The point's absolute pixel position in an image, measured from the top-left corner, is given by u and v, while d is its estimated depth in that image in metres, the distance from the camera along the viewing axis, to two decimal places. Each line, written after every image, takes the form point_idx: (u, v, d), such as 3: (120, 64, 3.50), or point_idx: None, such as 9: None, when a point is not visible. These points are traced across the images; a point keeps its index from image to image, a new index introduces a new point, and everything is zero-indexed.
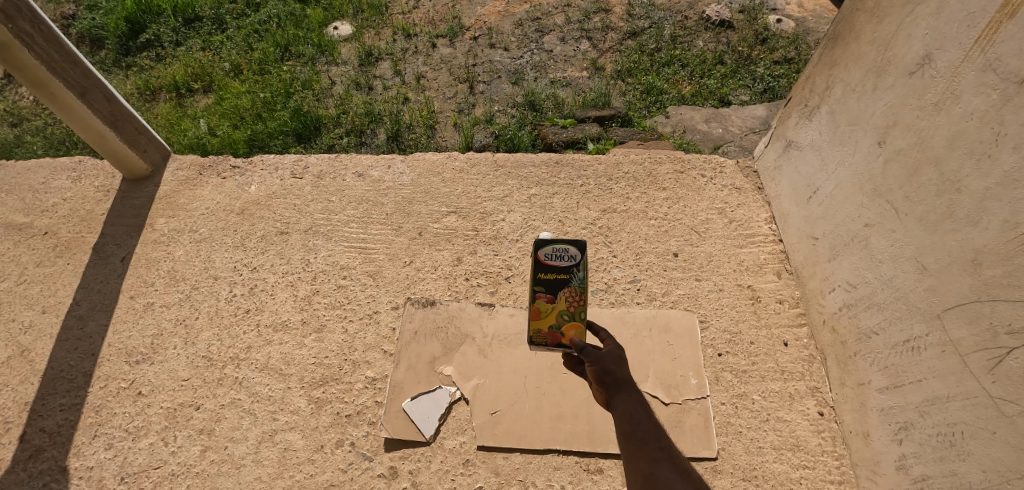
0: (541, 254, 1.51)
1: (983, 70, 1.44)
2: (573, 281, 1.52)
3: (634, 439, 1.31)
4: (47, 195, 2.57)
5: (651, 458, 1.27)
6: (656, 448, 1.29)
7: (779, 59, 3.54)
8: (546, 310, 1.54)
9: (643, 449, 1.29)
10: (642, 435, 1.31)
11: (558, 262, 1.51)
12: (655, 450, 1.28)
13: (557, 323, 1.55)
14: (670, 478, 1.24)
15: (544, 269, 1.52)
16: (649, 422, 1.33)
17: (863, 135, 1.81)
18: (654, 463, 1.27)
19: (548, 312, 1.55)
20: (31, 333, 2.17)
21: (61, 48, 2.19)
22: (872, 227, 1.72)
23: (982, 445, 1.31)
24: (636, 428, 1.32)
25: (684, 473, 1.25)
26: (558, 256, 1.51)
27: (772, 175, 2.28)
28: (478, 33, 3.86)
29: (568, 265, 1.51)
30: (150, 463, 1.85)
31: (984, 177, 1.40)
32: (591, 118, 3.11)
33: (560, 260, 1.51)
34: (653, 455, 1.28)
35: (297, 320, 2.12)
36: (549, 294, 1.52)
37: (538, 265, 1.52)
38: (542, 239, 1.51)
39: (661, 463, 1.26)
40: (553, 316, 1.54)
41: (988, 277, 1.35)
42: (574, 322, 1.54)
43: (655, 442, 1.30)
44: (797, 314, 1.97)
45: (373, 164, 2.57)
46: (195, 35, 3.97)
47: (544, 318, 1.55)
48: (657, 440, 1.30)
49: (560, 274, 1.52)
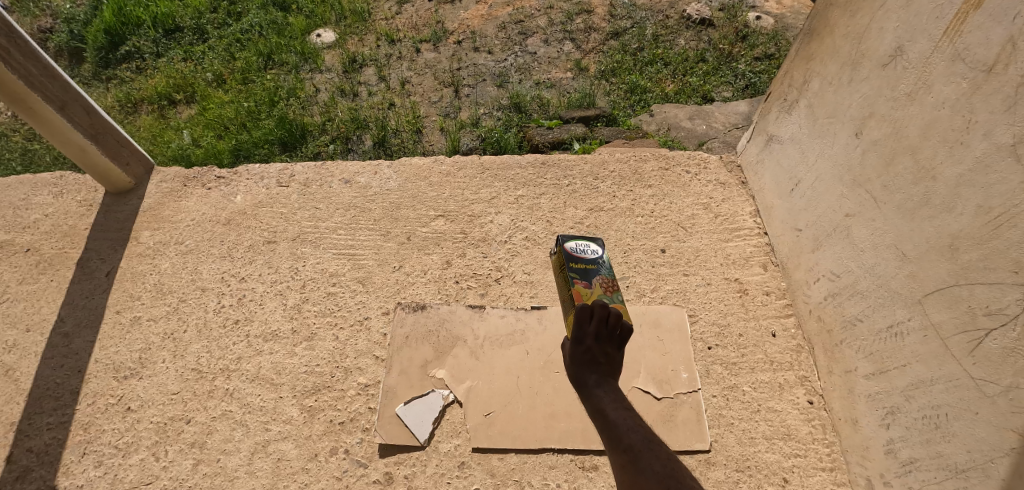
0: (590, 254, 1.78)
1: (951, 60, 1.48)
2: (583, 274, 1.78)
3: (608, 444, 1.40)
4: (27, 211, 2.54)
5: (620, 461, 1.35)
6: (622, 450, 1.36)
7: (760, 55, 3.60)
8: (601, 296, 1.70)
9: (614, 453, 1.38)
10: (611, 440, 1.40)
11: (585, 255, 1.79)
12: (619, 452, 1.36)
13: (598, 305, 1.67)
14: (636, 477, 1.30)
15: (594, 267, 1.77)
16: (614, 422, 1.41)
17: (841, 127, 1.84)
18: (623, 465, 1.34)
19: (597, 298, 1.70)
20: (14, 352, 2.13)
21: (38, 62, 2.17)
22: (852, 217, 1.75)
23: (966, 426, 1.34)
24: (607, 431, 1.42)
25: (646, 470, 1.29)
26: (583, 251, 1.80)
27: (754, 169, 2.32)
28: (462, 37, 3.87)
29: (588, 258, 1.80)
30: (141, 479, 1.83)
31: (957, 163, 1.43)
32: (577, 118, 3.13)
33: (586, 254, 1.80)
34: (621, 457, 1.35)
35: (287, 329, 2.11)
36: (592, 280, 1.72)
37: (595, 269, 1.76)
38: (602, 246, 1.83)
39: (628, 463, 1.33)
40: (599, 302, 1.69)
41: (965, 261, 1.38)
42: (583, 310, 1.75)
43: (623, 442, 1.37)
44: (784, 306, 2.00)
45: (359, 170, 2.57)
46: (176, 45, 3.94)
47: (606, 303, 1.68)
48: (622, 441, 1.37)
49: (589, 265, 1.76)
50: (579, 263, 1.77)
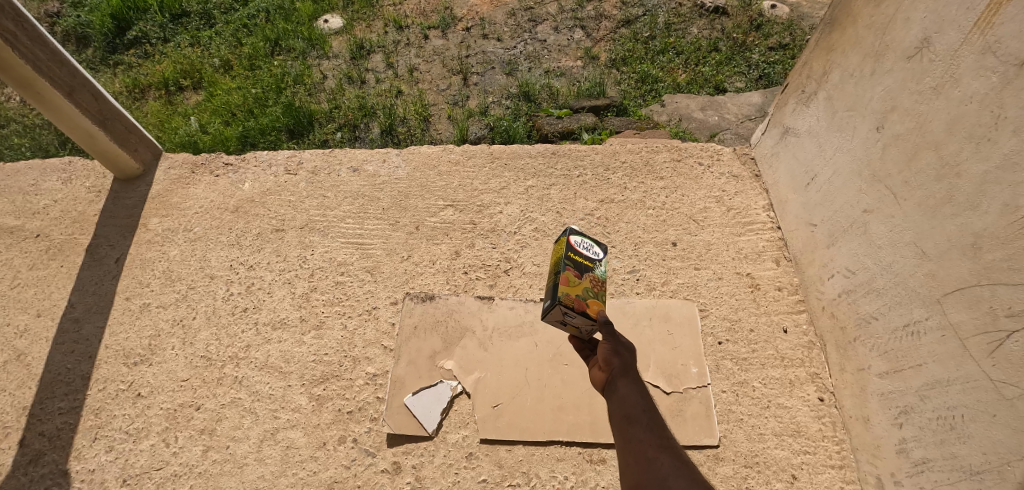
0: (604, 255, 1.57)
1: (982, 53, 1.44)
2: (596, 269, 1.54)
3: (637, 424, 1.32)
4: (37, 196, 2.54)
5: (655, 444, 1.28)
6: (657, 437, 1.30)
7: (774, 45, 3.53)
8: (574, 281, 1.46)
9: (644, 435, 1.30)
10: (643, 422, 1.32)
11: (586, 251, 1.55)
12: (655, 437, 1.29)
13: (583, 294, 1.46)
14: (672, 463, 1.23)
15: (575, 249, 1.52)
16: (648, 409, 1.34)
17: (863, 121, 1.80)
18: (656, 448, 1.27)
19: (575, 283, 1.46)
20: (26, 337, 2.15)
21: (45, 47, 2.16)
22: (871, 213, 1.72)
23: (982, 428, 1.32)
24: (637, 413, 1.33)
25: (683, 461, 1.24)
26: (585, 248, 1.56)
27: (769, 161, 2.28)
28: (470, 24, 3.81)
29: (593, 257, 1.56)
30: (151, 464, 1.85)
31: (984, 160, 1.40)
32: (586, 108, 3.10)
33: (587, 250, 1.55)
34: (656, 442, 1.28)
35: (296, 318, 2.11)
36: (576, 270, 1.48)
37: (565, 237, 1.56)
38: (569, 231, 1.56)
39: (664, 449, 1.27)
40: (579, 287, 1.46)
41: (988, 260, 1.36)
42: (597, 299, 1.48)
43: (659, 430, 1.31)
44: (796, 301, 1.98)
45: (368, 158, 2.55)
46: (183, 31, 3.91)
47: (571, 286, 1.45)
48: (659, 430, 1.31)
49: (587, 260, 1.53)
50: (579, 257, 1.52)
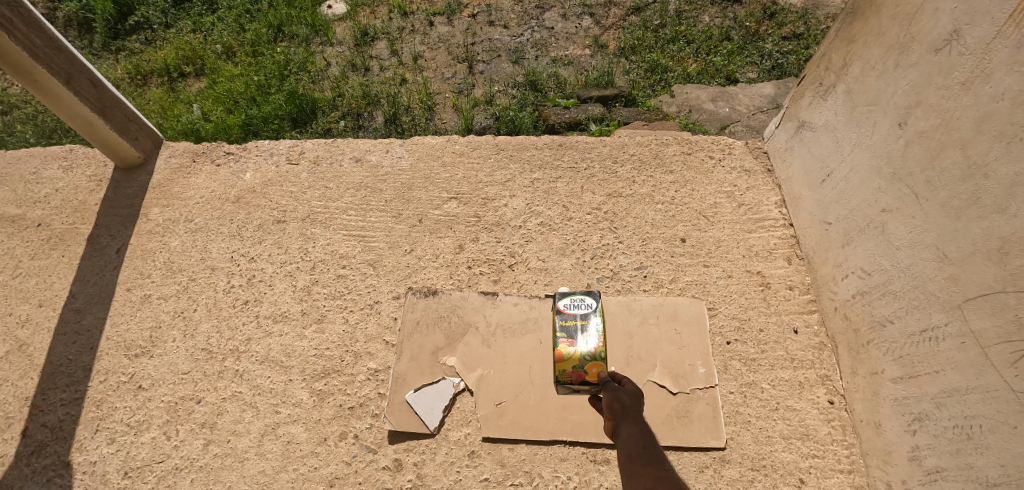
0: (595, 305, 1.85)
1: (1016, 48, 1.36)
2: (589, 325, 1.81)
3: (637, 459, 1.30)
4: (38, 185, 2.51)
5: (655, 478, 1.26)
6: (658, 470, 1.28)
7: (788, 35, 3.42)
8: (568, 353, 1.76)
9: (645, 470, 1.28)
10: (643, 457, 1.30)
11: (576, 309, 1.85)
12: (655, 470, 1.27)
13: (580, 363, 1.74)
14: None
15: (564, 315, 1.83)
16: (649, 445, 1.32)
17: (883, 116, 1.74)
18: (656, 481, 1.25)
19: (571, 354, 1.75)
20: (28, 327, 2.13)
21: (41, 33, 2.11)
22: (889, 212, 1.66)
23: (1001, 439, 1.28)
24: (638, 448, 1.32)
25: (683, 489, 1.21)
26: (575, 305, 1.86)
27: (782, 156, 2.21)
28: (477, 10, 3.71)
29: (584, 312, 1.84)
30: (152, 457, 1.84)
31: (1013, 162, 1.33)
32: (593, 98, 3.03)
33: (577, 308, 1.85)
34: (656, 474, 1.27)
35: (297, 311, 2.08)
36: (568, 338, 1.78)
37: (556, 302, 1.89)
38: (558, 296, 1.88)
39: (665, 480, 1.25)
40: (575, 357, 1.75)
41: (1014, 266, 1.30)
42: (596, 361, 1.74)
43: (661, 463, 1.29)
44: (807, 301, 1.92)
45: (370, 148, 2.49)
46: (185, 16, 3.84)
47: (567, 359, 1.76)
48: (660, 462, 1.29)
49: (578, 320, 1.83)
50: (571, 320, 1.83)
